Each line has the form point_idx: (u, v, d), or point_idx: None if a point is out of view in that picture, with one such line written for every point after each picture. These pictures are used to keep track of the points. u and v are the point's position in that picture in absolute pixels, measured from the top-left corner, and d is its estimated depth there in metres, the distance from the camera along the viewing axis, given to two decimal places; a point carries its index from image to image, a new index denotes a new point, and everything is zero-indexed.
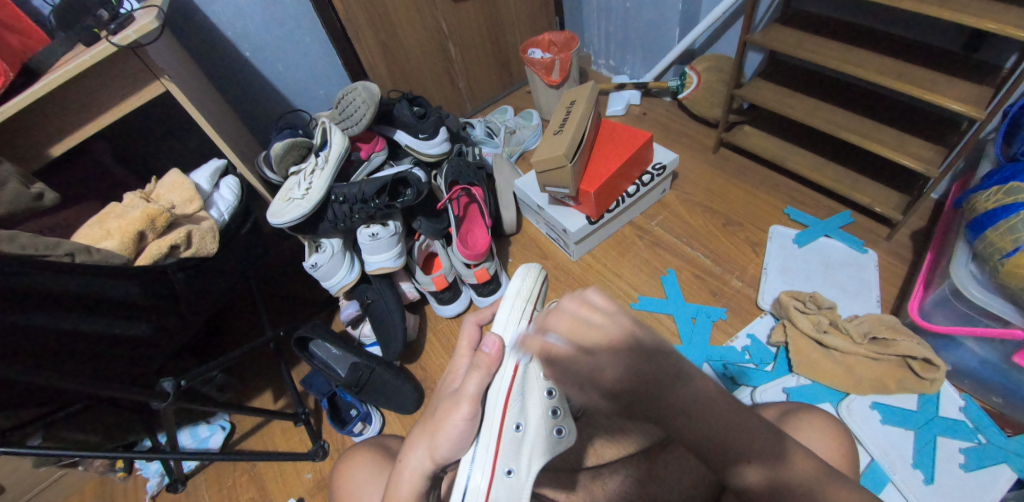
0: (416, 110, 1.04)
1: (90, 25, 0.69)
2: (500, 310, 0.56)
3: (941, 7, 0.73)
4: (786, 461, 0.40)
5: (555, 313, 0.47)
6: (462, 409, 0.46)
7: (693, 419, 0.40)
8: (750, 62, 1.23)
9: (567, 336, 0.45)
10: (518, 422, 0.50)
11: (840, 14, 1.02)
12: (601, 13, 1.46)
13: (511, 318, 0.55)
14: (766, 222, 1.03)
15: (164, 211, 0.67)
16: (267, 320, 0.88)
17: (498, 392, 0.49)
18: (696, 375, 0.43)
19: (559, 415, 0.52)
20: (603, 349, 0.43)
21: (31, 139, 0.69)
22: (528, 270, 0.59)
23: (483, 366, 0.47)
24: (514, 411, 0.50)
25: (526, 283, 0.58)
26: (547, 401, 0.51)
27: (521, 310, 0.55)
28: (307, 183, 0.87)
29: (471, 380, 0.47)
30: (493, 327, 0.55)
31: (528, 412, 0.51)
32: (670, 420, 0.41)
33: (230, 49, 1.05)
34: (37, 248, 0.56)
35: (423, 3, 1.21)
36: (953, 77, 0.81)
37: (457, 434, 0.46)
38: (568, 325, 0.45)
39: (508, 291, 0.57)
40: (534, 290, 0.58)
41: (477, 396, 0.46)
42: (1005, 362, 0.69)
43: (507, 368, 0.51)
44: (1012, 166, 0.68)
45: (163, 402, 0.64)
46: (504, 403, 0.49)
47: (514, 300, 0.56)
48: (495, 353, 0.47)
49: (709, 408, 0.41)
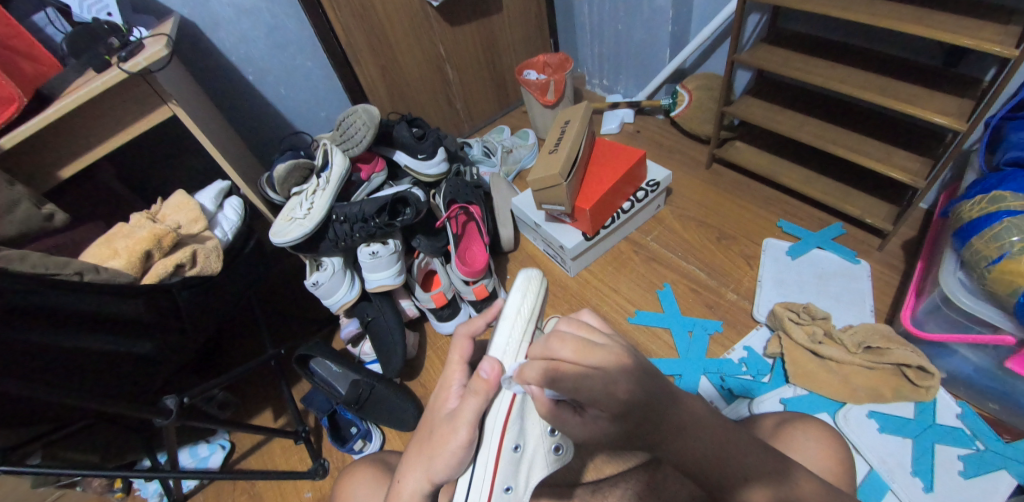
0: (414, 131, 1.06)
1: (101, 53, 0.72)
2: (500, 330, 0.56)
3: (916, 26, 0.76)
4: (789, 479, 0.42)
5: (554, 339, 0.43)
6: (460, 435, 0.47)
7: (688, 441, 0.41)
8: (739, 80, 1.27)
9: (574, 359, 0.42)
10: (517, 444, 0.50)
11: (824, 33, 1.06)
12: (594, 35, 1.51)
13: (512, 340, 0.54)
14: (759, 235, 1.05)
15: (171, 231, 0.69)
16: (268, 338, 0.89)
17: (497, 417, 0.48)
18: (684, 396, 0.44)
19: (557, 433, 0.53)
20: (611, 365, 0.41)
21: (41, 163, 0.71)
22: (529, 282, 0.59)
23: (480, 392, 0.47)
24: (513, 433, 0.49)
25: (527, 300, 0.57)
26: (545, 419, 0.52)
27: (522, 330, 0.55)
28: (309, 204, 0.90)
29: (468, 405, 0.47)
30: (492, 350, 0.54)
31: (527, 432, 0.51)
32: (669, 442, 0.41)
33: (235, 73, 1.08)
34: (48, 268, 0.58)
35: (422, 27, 1.26)
36: (934, 91, 0.84)
37: (454, 459, 0.47)
38: (575, 351, 0.42)
39: (508, 310, 0.57)
40: (535, 308, 0.57)
41: (474, 422, 0.47)
42: (999, 368, 0.70)
43: (506, 391, 0.49)
44: (995, 176, 0.70)
45: (165, 419, 0.65)
46: (501, 428, 0.48)
47: (514, 321, 0.56)
48: (493, 379, 0.47)
49: (704, 427, 0.42)
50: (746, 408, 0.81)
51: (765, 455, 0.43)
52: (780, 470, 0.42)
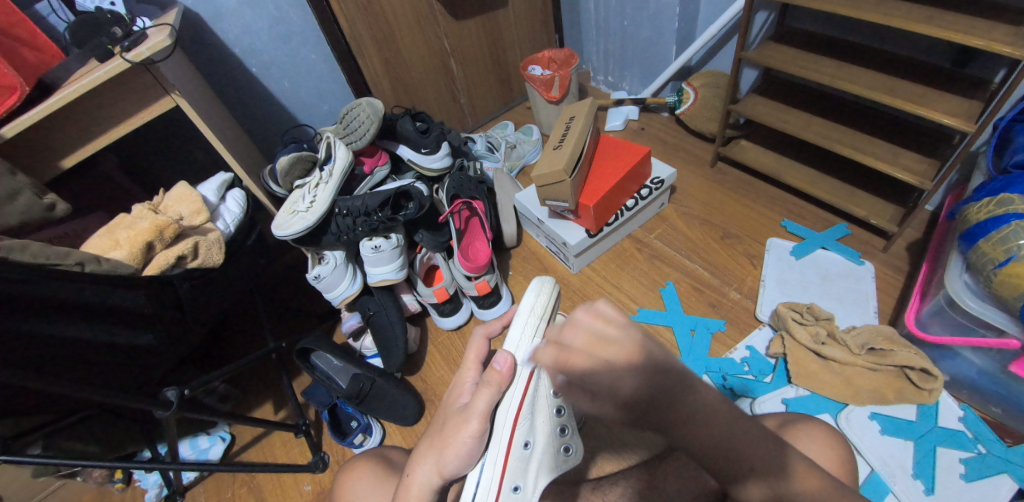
0: (418, 126, 1.06)
1: (104, 42, 0.71)
2: (513, 326, 0.55)
3: (927, 25, 0.76)
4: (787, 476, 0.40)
5: (570, 327, 0.48)
6: (472, 427, 0.46)
7: (698, 428, 0.41)
8: (746, 78, 1.26)
9: (584, 348, 0.46)
10: (526, 440, 0.50)
11: (832, 31, 1.05)
12: (600, 31, 1.50)
13: (524, 336, 0.54)
14: (763, 235, 1.04)
15: (172, 222, 0.68)
16: (270, 332, 0.88)
17: (508, 411, 0.49)
18: (699, 383, 0.44)
19: (566, 434, 0.53)
20: (620, 360, 0.44)
21: (42, 152, 0.70)
22: (544, 284, 0.58)
23: (494, 384, 0.47)
24: (523, 430, 0.50)
25: (540, 299, 0.57)
26: (555, 419, 0.52)
27: (534, 328, 0.55)
28: (311, 197, 0.89)
29: (481, 397, 0.47)
30: (505, 345, 0.54)
31: (536, 429, 0.51)
32: (678, 427, 0.42)
33: (237, 64, 1.07)
34: (48, 258, 0.58)
35: (426, 20, 1.25)
36: (944, 92, 0.83)
37: (465, 451, 0.46)
38: (585, 341, 0.46)
39: (521, 308, 0.56)
40: (548, 307, 0.57)
41: (487, 413, 0.47)
42: (1002, 371, 0.69)
43: (518, 385, 0.50)
44: (1003, 178, 0.70)
45: (165, 411, 0.65)
46: (513, 421, 0.49)
47: (526, 318, 0.56)
48: (507, 371, 0.47)
49: (714, 416, 0.42)
50: (748, 407, 0.80)
51: (771, 448, 0.41)
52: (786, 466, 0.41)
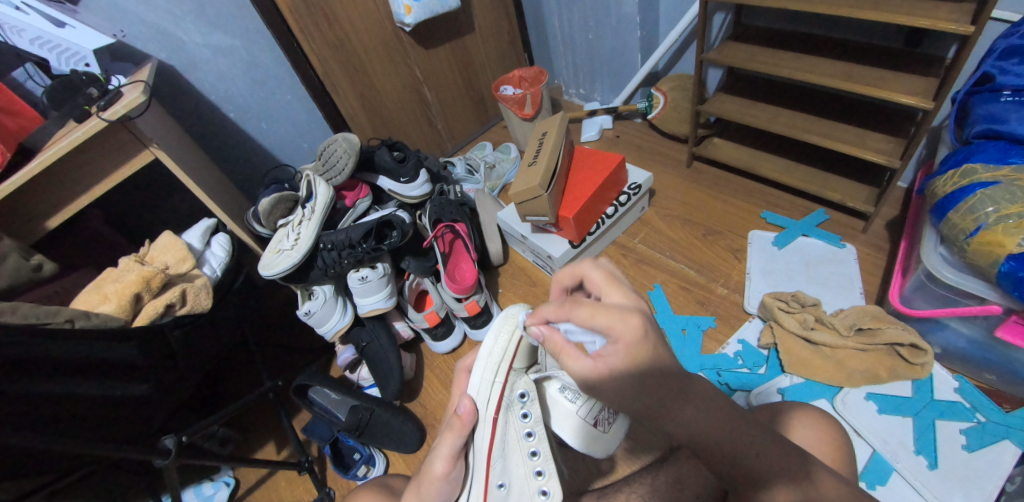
0: (395, 155, 1.08)
1: (81, 103, 0.73)
2: (474, 369, 0.52)
3: (872, 11, 0.79)
4: (810, 481, 0.39)
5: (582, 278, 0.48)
6: (437, 469, 0.48)
7: (690, 414, 0.40)
8: (712, 78, 1.29)
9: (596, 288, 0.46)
10: (500, 482, 0.49)
11: (786, 25, 1.09)
12: (567, 45, 1.54)
13: (484, 382, 0.51)
14: (745, 227, 1.06)
15: (159, 272, 0.70)
16: (264, 370, 0.88)
17: (477, 452, 0.49)
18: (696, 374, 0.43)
19: (545, 476, 0.50)
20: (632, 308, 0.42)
21: (26, 216, 0.72)
22: (506, 320, 0.53)
23: (455, 428, 0.49)
24: (496, 470, 0.49)
25: (499, 342, 0.52)
26: (530, 461, 0.51)
27: (493, 373, 0.51)
28: (295, 234, 0.90)
29: (445, 440, 0.49)
30: (470, 387, 0.52)
31: (512, 471, 0.50)
32: (670, 409, 0.40)
33: (215, 112, 1.10)
34: (38, 317, 0.59)
35: (397, 53, 1.29)
36: (899, 72, 0.86)
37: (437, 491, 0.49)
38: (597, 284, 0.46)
39: (480, 352, 0.52)
40: (507, 350, 0.51)
41: (451, 456, 0.48)
42: (990, 338, 0.70)
43: (485, 427, 0.49)
44: (964, 150, 0.72)
45: (164, 459, 0.64)
46: (484, 463, 0.49)
47: (486, 363, 0.52)
48: (467, 415, 0.49)
49: (710, 407, 0.41)
50: (745, 401, 0.81)
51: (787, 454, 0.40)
52: (800, 469, 0.40)
